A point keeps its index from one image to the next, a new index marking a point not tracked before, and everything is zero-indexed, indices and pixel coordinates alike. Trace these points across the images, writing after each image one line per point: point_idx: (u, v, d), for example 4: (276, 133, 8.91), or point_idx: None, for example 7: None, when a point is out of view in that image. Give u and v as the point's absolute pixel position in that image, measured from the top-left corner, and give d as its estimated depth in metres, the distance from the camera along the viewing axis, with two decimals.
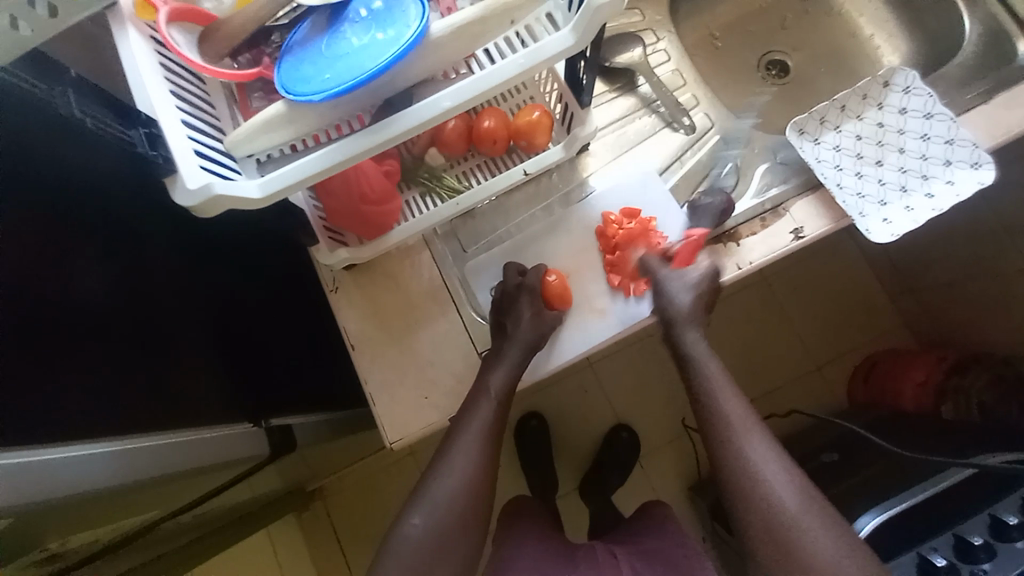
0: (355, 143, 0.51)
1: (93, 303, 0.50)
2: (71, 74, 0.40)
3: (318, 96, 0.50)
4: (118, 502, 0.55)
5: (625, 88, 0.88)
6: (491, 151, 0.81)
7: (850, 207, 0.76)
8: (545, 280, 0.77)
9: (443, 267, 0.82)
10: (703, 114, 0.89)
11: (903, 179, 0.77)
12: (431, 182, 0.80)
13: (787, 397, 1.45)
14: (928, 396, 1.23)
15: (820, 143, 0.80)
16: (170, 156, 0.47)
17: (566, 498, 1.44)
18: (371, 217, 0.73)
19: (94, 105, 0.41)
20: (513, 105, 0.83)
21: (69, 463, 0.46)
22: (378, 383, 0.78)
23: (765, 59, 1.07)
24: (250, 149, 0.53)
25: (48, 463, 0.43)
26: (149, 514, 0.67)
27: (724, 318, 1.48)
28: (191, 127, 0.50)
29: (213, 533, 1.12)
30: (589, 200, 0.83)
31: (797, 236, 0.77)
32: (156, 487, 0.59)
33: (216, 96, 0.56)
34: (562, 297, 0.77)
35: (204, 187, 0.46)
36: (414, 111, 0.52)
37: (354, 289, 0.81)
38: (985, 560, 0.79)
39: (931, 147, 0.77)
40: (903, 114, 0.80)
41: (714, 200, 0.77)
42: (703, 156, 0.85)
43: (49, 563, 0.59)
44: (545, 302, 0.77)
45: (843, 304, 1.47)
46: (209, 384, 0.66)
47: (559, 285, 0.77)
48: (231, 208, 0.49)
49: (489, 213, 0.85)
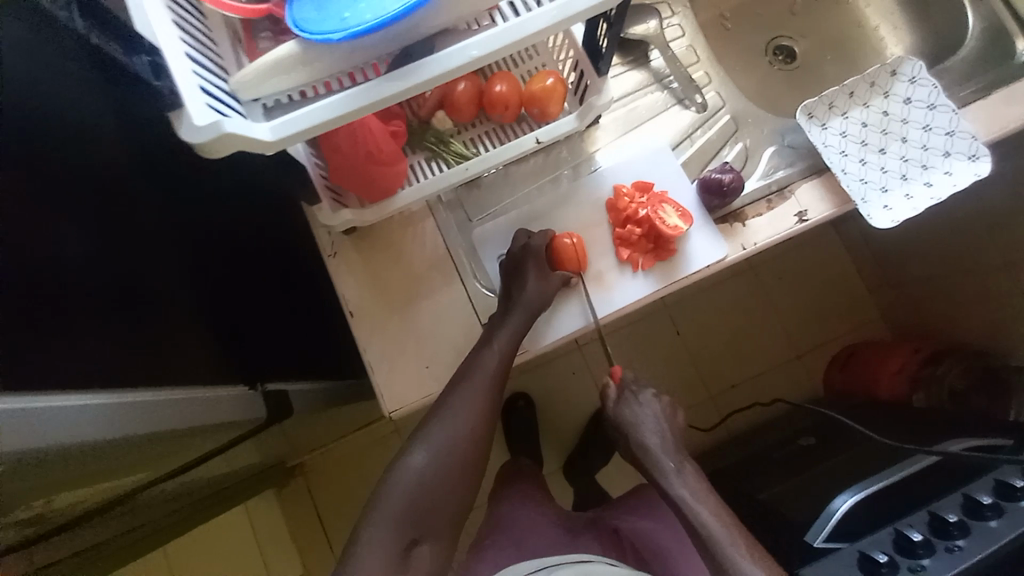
0: (373, 91, 0.49)
1: (77, 247, 0.46)
2: None
3: (338, 35, 0.47)
4: (107, 461, 0.51)
5: (638, 62, 0.87)
6: (501, 118, 0.79)
7: (854, 192, 0.77)
8: (560, 243, 0.77)
9: (447, 235, 0.80)
10: (715, 93, 0.88)
11: (904, 168, 0.79)
12: (437, 147, 0.77)
13: (768, 383, 1.50)
14: (902, 385, 1.29)
15: (828, 128, 0.80)
16: (176, 88, 0.43)
17: (550, 476, 1.46)
18: (376, 177, 0.70)
19: (94, 22, 0.41)
20: (525, 72, 0.81)
21: (66, 418, 0.42)
22: (377, 353, 0.76)
23: (773, 44, 1.07)
24: (257, 92, 0.50)
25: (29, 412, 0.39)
26: (138, 477, 0.64)
27: (712, 304, 1.50)
28: (194, 61, 0.47)
29: (189, 507, 1.08)
30: (597, 174, 0.81)
31: (801, 219, 0.78)
32: (150, 447, 0.55)
33: (219, 34, 0.52)
34: (573, 259, 0.76)
35: (214, 124, 0.43)
36: (438, 59, 0.49)
37: (353, 254, 0.78)
38: (958, 537, 0.82)
39: (932, 138, 0.79)
40: (908, 104, 0.81)
41: (727, 176, 0.76)
42: (712, 135, 0.85)
43: (25, 526, 0.56)
44: (552, 263, 0.77)
45: (826, 295, 1.52)
46: (201, 345, 0.62)
47: (569, 250, 0.76)
48: (241, 150, 0.46)
49: (496, 183, 0.83)
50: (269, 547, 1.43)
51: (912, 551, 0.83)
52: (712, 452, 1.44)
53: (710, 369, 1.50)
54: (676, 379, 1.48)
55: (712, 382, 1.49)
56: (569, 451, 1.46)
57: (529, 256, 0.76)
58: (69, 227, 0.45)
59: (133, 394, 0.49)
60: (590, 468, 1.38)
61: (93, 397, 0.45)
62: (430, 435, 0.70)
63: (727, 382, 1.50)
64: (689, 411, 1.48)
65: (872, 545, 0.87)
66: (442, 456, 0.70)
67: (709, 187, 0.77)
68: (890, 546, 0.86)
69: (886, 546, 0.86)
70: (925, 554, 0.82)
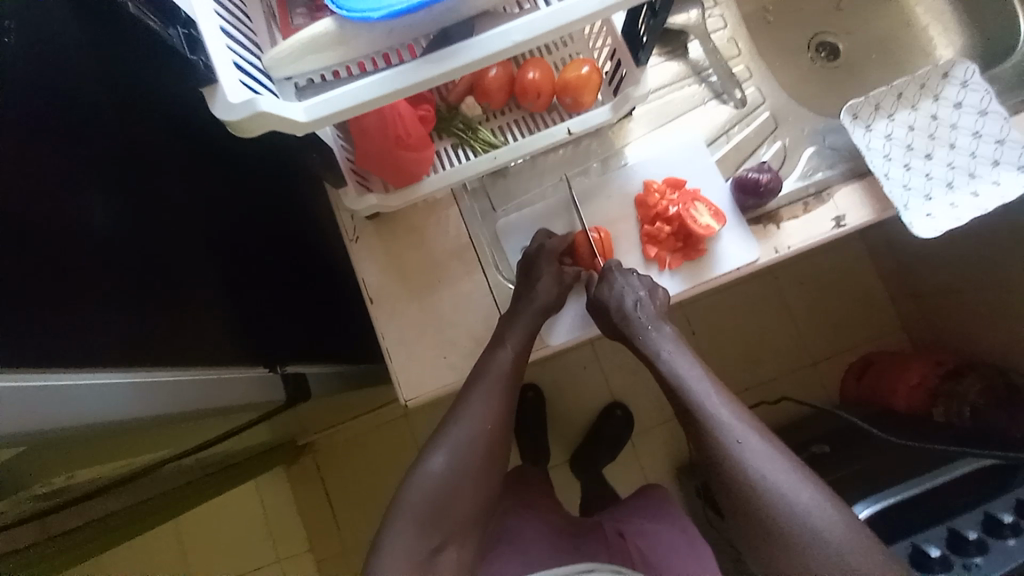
0: (409, 73, 0.47)
1: (104, 226, 0.45)
2: None
3: (378, 14, 0.45)
4: (124, 440, 0.51)
5: (676, 53, 0.84)
6: (533, 106, 0.76)
7: (896, 199, 0.74)
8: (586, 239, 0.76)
9: (471, 225, 0.79)
10: (755, 88, 0.85)
11: (950, 175, 0.75)
12: (466, 134, 0.76)
13: (783, 389, 1.47)
14: (921, 399, 1.24)
15: (872, 130, 0.77)
16: (211, 63, 0.42)
17: (557, 468, 1.46)
18: (404, 162, 0.69)
19: None
20: (559, 59, 0.78)
21: (75, 392, 0.42)
22: (396, 340, 0.75)
23: (815, 40, 1.03)
24: (291, 70, 0.49)
25: (29, 390, 0.38)
26: (157, 454, 0.64)
27: (731, 305, 1.48)
28: (229, 35, 0.46)
29: (201, 481, 1.10)
30: (628, 168, 0.79)
31: (838, 224, 0.75)
32: (167, 426, 0.55)
33: (254, 8, 0.51)
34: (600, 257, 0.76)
35: (247, 102, 0.42)
36: (479, 42, 0.47)
37: (375, 239, 0.77)
38: (976, 554, 0.82)
39: (982, 145, 0.75)
40: (958, 109, 0.77)
41: (764, 176, 0.73)
42: (750, 133, 0.82)
43: (43, 498, 0.57)
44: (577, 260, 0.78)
45: (849, 302, 1.48)
46: (223, 327, 0.62)
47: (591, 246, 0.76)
48: (273, 130, 0.45)
49: (523, 172, 0.81)
50: (276, 522, 1.46)
51: (928, 565, 0.83)
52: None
53: (724, 371, 1.47)
54: None
55: (725, 384, 1.47)
56: (577, 446, 1.45)
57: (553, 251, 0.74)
58: (99, 204, 0.45)
59: (150, 372, 0.49)
60: (598, 463, 1.38)
61: (111, 373, 0.45)
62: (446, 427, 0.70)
63: (741, 385, 1.47)
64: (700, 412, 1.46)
65: None
66: (460, 448, 0.69)
67: (745, 187, 0.74)
68: (906, 559, 0.85)
69: (902, 559, 0.86)
70: (942, 570, 0.82)
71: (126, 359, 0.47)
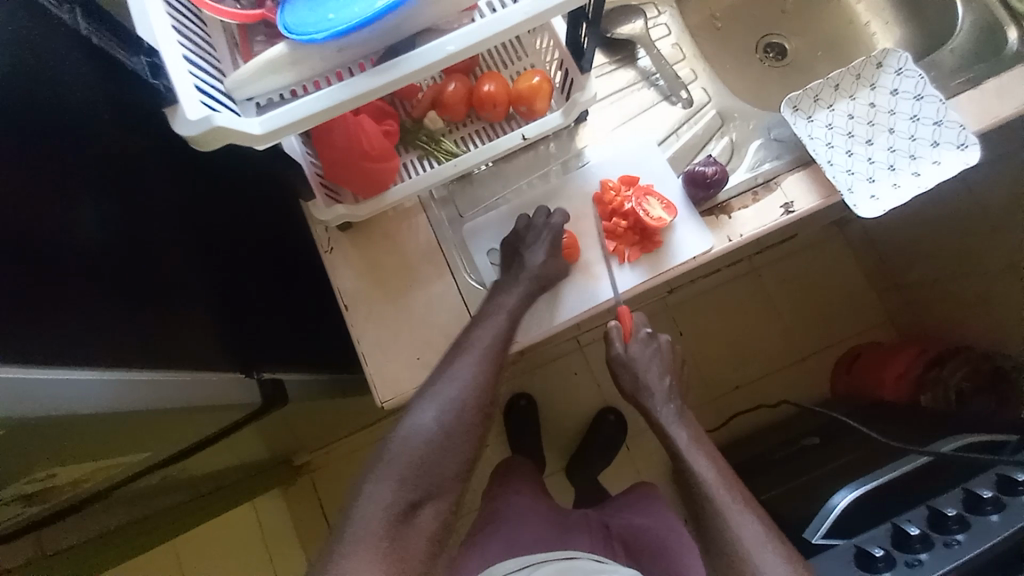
0: (356, 86, 0.52)
1: (85, 237, 0.49)
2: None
3: (323, 35, 0.50)
4: (100, 438, 0.53)
5: (625, 61, 0.89)
6: (491, 116, 0.81)
7: (840, 183, 0.77)
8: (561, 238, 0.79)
9: (439, 231, 0.82)
10: (701, 89, 0.90)
11: (892, 159, 0.79)
12: (429, 145, 0.80)
13: (772, 384, 1.48)
14: (907, 389, 1.25)
15: (814, 121, 0.81)
16: (171, 85, 0.47)
17: (552, 476, 1.46)
18: (369, 173, 0.73)
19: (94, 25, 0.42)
20: (514, 72, 0.83)
21: (47, 392, 0.43)
22: (371, 343, 0.78)
23: (763, 43, 1.09)
24: (251, 91, 0.54)
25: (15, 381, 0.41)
26: (137, 459, 0.66)
27: (712, 303, 1.50)
28: (192, 63, 0.51)
29: (201, 499, 1.12)
30: (585, 169, 0.83)
31: (787, 210, 0.79)
32: (142, 426, 0.57)
33: (217, 38, 0.57)
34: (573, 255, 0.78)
35: (205, 118, 0.46)
36: (417, 55, 0.53)
37: (348, 249, 0.81)
38: (957, 531, 0.81)
39: (920, 128, 0.79)
40: (895, 96, 0.81)
41: (710, 169, 0.78)
42: (699, 131, 0.86)
43: (26, 504, 0.59)
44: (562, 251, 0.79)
45: (829, 293, 1.50)
46: (201, 335, 0.65)
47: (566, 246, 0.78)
48: (232, 143, 0.49)
49: (487, 179, 0.86)
50: (275, 544, 1.46)
51: (909, 545, 0.82)
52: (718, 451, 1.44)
53: (711, 368, 1.49)
54: None
55: (714, 382, 1.48)
56: (572, 452, 1.46)
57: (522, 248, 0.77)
58: (80, 216, 0.49)
59: (120, 370, 0.51)
60: (593, 467, 1.38)
61: (81, 373, 0.47)
62: (416, 405, 0.71)
63: (730, 382, 1.49)
64: (692, 411, 1.47)
65: (868, 541, 0.85)
66: None
67: (694, 180, 0.78)
68: (888, 541, 0.84)
69: (885, 541, 0.84)
70: (923, 549, 0.80)
71: (96, 359, 0.49)
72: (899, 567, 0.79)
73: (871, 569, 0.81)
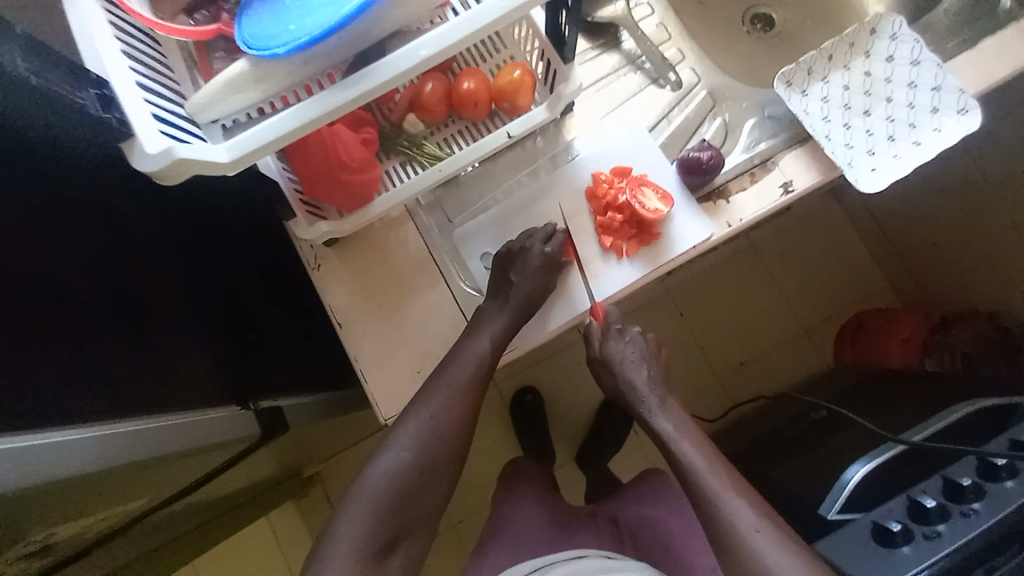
0: (324, 100, 0.49)
1: (49, 280, 0.46)
2: (17, 34, 0.38)
3: (283, 49, 0.47)
4: (113, 485, 0.54)
5: (609, 45, 0.85)
6: (473, 115, 0.77)
7: (839, 158, 0.75)
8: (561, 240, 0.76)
9: (428, 238, 0.79)
10: (689, 70, 0.87)
11: (891, 129, 0.76)
12: (412, 150, 0.77)
13: (777, 358, 1.47)
14: (914, 353, 1.26)
15: (808, 95, 0.78)
16: (126, 118, 0.44)
17: (562, 467, 1.46)
18: (351, 186, 0.69)
19: (36, 62, 0.39)
20: (494, 66, 0.80)
21: (59, 451, 0.44)
22: (370, 361, 0.75)
23: (750, 13, 1.05)
24: (215, 112, 0.50)
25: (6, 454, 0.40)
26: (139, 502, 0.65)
27: (712, 283, 1.48)
28: (147, 90, 0.47)
29: (212, 522, 1.11)
30: (575, 163, 0.80)
31: (786, 190, 0.76)
32: (156, 472, 0.58)
33: (174, 59, 0.53)
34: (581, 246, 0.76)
35: (166, 151, 0.43)
36: (387, 62, 0.49)
37: (337, 264, 0.77)
38: (973, 500, 0.79)
39: (918, 95, 0.76)
40: (891, 62, 0.78)
41: (705, 154, 0.75)
42: (690, 113, 0.84)
43: (35, 557, 0.58)
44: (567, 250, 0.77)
45: (831, 264, 1.48)
46: (189, 370, 0.63)
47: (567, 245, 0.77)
48: (199, 174, 0.46)
49: (475, 180, 0.83)
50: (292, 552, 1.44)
51: (926, 517, 0.80)
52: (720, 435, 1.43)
53: (715, 347, 1.47)
54: (681, 362, 1.46)
55: (718, 362, 1.47)
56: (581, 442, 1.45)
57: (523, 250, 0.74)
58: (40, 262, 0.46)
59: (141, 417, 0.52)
60: (603, 456, 1.37)
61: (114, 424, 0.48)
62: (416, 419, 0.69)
63: (734, 360, 1.47)
64: (698, 391, 1.46)
65: (885, 515, 0.84)
66: (442, 458, 0.70)
67: (689, 167, 0.75)
68: (905, 514, 0.82)
69: (900, 515, 0.83)
70: (941, 520, 0.79)
71: (104, 416, 0.50)
72: (917, 541, 0.78)
73: (889, 544, 0.79)
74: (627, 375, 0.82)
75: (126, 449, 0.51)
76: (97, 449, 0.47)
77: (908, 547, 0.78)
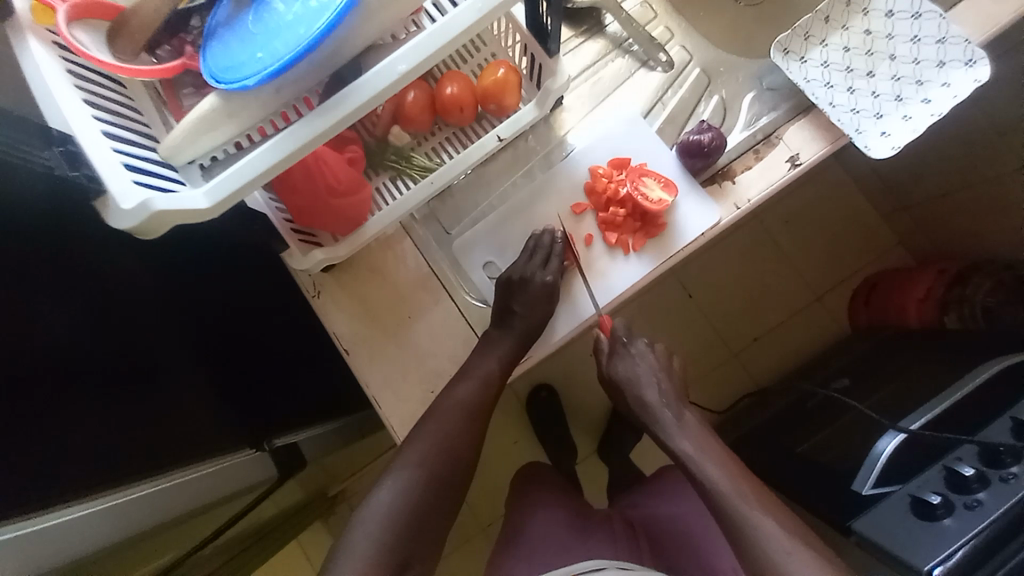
0: (301, 132, 0.46)
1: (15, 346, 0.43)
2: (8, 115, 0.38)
3: (253, 80, 0.44)
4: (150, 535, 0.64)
5: (593, 31, 0.83)
6: (460, 121, 0.74)
7: (846, 125, 0.71)
8: (565, 239, 0.74)
9: (428, 253, 0.76)
10: (680, 48, 0.83)
11: (897, 88, 0.72)
12: (400, 164, 0.74)
13: (794, 328, 1.42)
14: (931, 310, 1.19)
15: (807, 62, 0.75)
16: (96, 172, 0.42)
17: (586, 460, 1.40)
18: (343, 210, 0.66)
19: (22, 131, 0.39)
20: (475, 66, 0.76)
21: (75, 527, 0.49)
22: (382, 386, 0.73)
23: None
24: (189, 154, 0.48)
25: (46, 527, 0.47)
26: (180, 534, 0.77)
27: (720, 259, 1.42)
28: (113, 138, 0.45)
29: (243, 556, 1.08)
30: (572, 158, 0.77)
31: (793, 164, 0.73)
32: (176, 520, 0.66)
33: (142, 100, 0.51)
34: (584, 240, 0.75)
35: (142, 205, 0.41)
36: (365, 82, 0.47)
37: (337, 290, 0.74)
38: (1013, 464, 0.76)
39: (922, 49, 0.72)
40: (890, 18, 0.74)
41: (706, 136, 0.71)
42: (685, 94, 0.80)
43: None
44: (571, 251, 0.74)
45: (842, 227, 1.42)
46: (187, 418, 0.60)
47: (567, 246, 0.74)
48: (181, 223, 0.44)
49: (468, 188, 0.80)
50: None
51: (966, 486, 0.78)
52: (728, 422, 1.37)
53: (728, 322, 1.42)
54: (696, 343, 1.41)
55: (731, 337, 1.42)
56: (603, 432, 1.40)
57: (532, 259, 0.74)
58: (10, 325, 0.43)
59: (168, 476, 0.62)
60: (624, 448, 1.32)
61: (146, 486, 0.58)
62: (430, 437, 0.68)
63: (749, 335, 1.42)
64: (716, 370, 1.41)
65: (922, 487, 0.82)
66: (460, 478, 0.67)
67: (690, 151, 0.72)
68: (943, 484, 0.80)
69: (938, 485, 0.81)
70: (981, 488, 0.76)
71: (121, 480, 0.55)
72: (959, 512, 0.75)
73: (930, 517, 0.77)
74: (630, 367, 0.81)
75: (166, 503, 0.62)
76: (138, 507, 0.57)
77: (951, 518, 0.75)
